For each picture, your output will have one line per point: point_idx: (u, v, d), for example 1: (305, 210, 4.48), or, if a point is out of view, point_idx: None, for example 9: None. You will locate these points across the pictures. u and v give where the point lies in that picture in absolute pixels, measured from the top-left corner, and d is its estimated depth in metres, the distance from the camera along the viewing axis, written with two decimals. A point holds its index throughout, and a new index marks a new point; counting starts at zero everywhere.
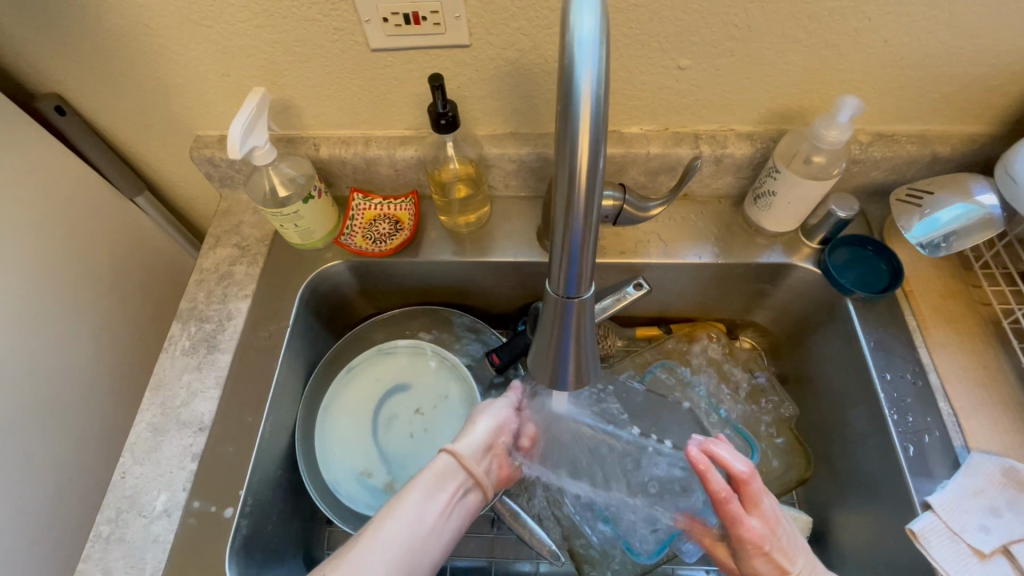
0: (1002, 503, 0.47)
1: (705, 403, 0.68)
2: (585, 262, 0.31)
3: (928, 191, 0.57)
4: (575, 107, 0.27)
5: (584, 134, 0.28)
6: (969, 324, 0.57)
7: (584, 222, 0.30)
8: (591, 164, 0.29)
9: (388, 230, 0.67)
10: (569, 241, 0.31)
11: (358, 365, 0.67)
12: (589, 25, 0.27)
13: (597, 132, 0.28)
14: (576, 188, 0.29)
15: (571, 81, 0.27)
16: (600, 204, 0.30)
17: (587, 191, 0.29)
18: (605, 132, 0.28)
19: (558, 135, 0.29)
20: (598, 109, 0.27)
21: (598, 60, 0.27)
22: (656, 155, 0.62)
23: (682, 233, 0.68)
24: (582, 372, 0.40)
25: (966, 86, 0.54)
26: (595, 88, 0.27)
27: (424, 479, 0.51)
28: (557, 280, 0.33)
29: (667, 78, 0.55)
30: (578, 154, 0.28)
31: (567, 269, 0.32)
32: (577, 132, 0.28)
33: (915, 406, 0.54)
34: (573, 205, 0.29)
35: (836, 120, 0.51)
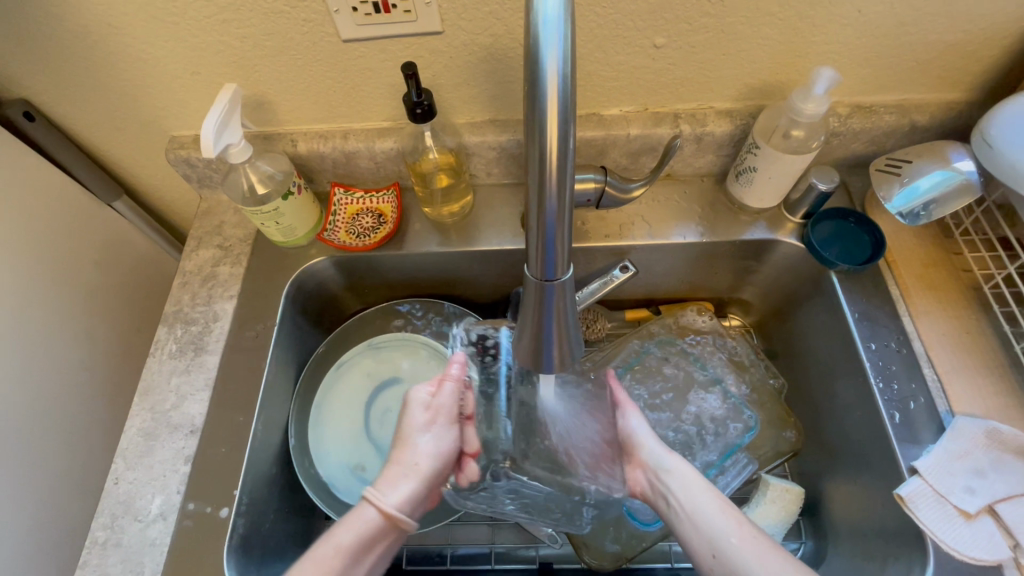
0: (987, 464, 0.48)
1: (701, 378, 0.69)
2: (561, 245, 0.31)
3: (906, 160, 0.58)
4: (542, 90, 0.27)
5: (552, 115, 0.27)
6: (951, 290, 0.58)
7: (558, 202, 0.30)
8: (561, 143, 0.28)
9: (372, 224, 0.66)
10: (545, 223, 0.30)
11: (350, 359, 0.67)
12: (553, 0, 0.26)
13: (565, 111, 0.27)
14: (548, 169, 0.29)
15: (537, 63, 0.27)
16: (573, 186, 0.30)
17: (560, 175, 0.29)
18: (574, 112, 0.28)
19: (528, 117, 0.28)
20: (566, 88, 0.27)
21: (564, 38, 0.26)
22: (637, 137, 0.62)
23: (666, 214, 0.68)
24: (570, 354, 0.40)
25: (941, 53, 0.54)
26: (561, 67, 0.27)
27: (350, 538, 0.46)
28: (535, 264, 0.33)
29: (643, 57, 0.55)
30: (547, 135, 0.28)
31: (543, 252, 0.32)
32: (544, 113, 0.27)
33: (900, 373, 0.55)
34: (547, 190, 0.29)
35: (813, 92, 0.50)
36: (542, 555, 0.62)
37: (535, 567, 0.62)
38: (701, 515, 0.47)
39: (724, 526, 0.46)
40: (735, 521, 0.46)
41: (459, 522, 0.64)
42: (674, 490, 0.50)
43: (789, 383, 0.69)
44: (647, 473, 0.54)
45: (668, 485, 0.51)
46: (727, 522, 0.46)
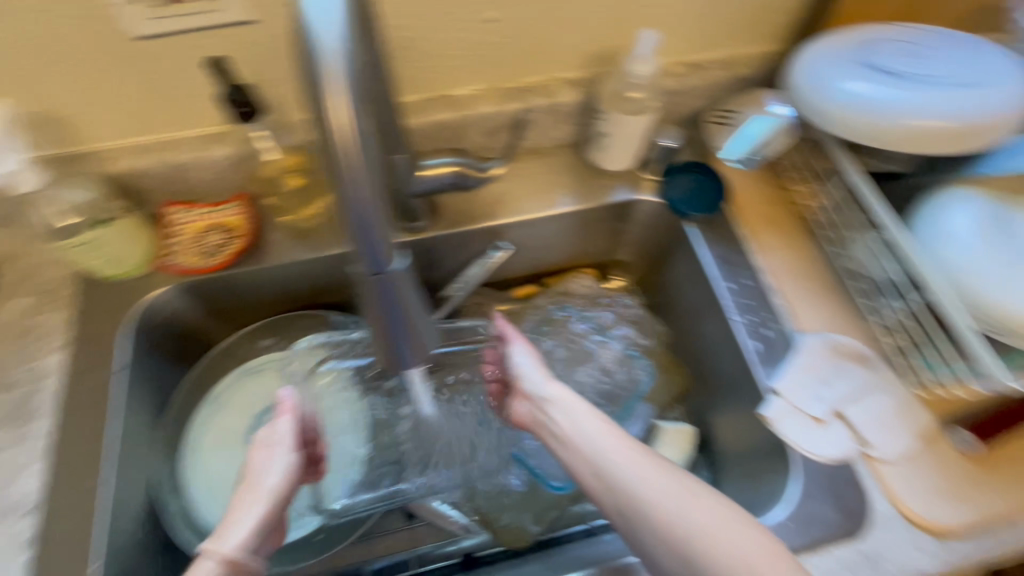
0: (830, 373, 0.54)
1: (593, 332, 0.70)
2: (382, 236, 0.31)
3: (737, 110, 0.63)
4: (321, 82, 0.27)
5: (334, 94, 0.27)
6: (784, 224, 0.64)
7: (361, 185, 0.28)
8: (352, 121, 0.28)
9: (220, 241, 0.59)
10: (352, 209, 0.29)
11: (221, 392, 0.61)
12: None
13: (348, 88, 0.27)
14: (340, 150, 0.28)
15: (313, 57, 0.27)
16: (378, 177, 0.30)
17: (359, 166, 0.28)
18: (358, 103, 0.28)
19: (313, 99, 0.27)
20: (344, 65, 0.27)
21: (338, 23, 0.27)
22: (491, 114, 0.61)
23: (533, 188, 0.68)
24: (426, 345, 0.39)
25: (750, 8, 0.59)
26: (336, 46, 0.27)
27: None
28: (361, 259, 0.31)
29: (480, 32, 0.54)
30: (333, 115, 0.27)
31: (361, 241, 0.30)
32: (326, 103, 0.27)
33: (756, 307, 0.59)
34: (346, 185, 0.28)
35: (641, 53, 0.52)
36: (464, 548, 0.60)
37: (458, 562, 0.60)
38: (584, 446, 0.46)
39: (604, 444, 0.45)
40: (615, 441, 0.45)
41: (371, 535, 0.61)
42: (558, 420, 0.49)
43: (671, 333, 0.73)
44: (529, 403, 0.53)
45: (551, 416, 0.49)
46: (607, 453, 0.44)
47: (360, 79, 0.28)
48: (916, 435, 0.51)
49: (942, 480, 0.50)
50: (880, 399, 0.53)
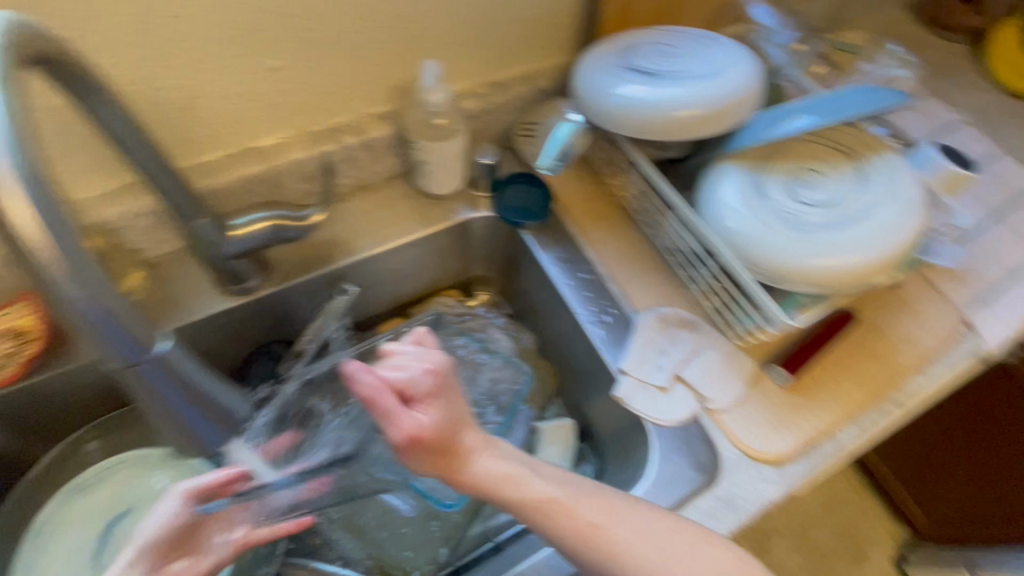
0: (664, 342, 0.59)
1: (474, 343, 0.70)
2: (126, 332, 0.35)
3: (538, 122, 0.67)
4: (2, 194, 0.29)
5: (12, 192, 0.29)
6: (608, 215, 0.70)
7: (73, 278, 0.31)
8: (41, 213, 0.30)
9: (12, 349, 0.52)
10: (72, 303, 0.32)
11: (52, 516, 0.53)
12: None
13: (27, 185, 0.29)
14: (37, 241, 0.30)
15: None
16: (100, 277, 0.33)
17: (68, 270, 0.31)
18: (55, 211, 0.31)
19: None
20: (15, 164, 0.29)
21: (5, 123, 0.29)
22: (303, 160, 0.59)
23: (368, 225, 0.67)
24: (232, 412, 0.43)
25: (529, 28, 0.64)
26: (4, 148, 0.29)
27: None
28: (112, 356, 0.36)
29: (266, 82, 0.53)
30: (18, 212, 0.29)
31: (109, 339, 0.35)
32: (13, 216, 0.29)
33: (594, 297, 0.64)
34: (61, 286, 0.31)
35: (428, 84, 0.54)
36: None
37: None
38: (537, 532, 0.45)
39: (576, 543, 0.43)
40: (568, 521, 0.43)
41: None
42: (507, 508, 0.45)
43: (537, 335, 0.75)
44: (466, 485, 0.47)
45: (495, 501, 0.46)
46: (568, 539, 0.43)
47: (44, 177, 0.31)
48: (743, 379, 0.58)
49: (771, 412, 0.56)
50: (709, 354, 0.59)
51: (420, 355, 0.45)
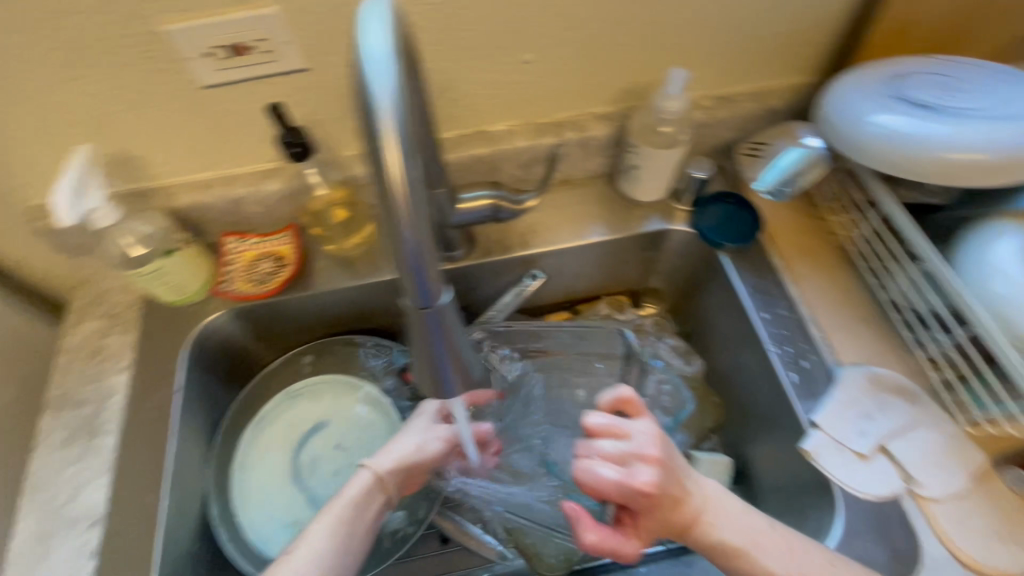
0: (872, 407, 0.53)
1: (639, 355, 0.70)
2: (431, 272, 0.30)
3: (767, 143, 0.64)
4: (377, 117, 0.27)
5: (390, 141, 0.27)
6: (821, 254, 0.64)
7: (416, 228, 0.28)
8: (405, 164, 0.28)
9: (271, 269, 0.63)
10: (407, 252, 0.29)
11: (270, 411, 0.64)
12: (376, 41, 0.28)
13: (403, 134, 0.27)
14: (397, 192, 0.28)
15: (369, 93, 0.27)
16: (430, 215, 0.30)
17: (410, 199, 0.28)
18: (413, 141, 0.28)
19: (368, 147, 0.28)
20: (399, 113, 0.27)
21: (390, 69, 0.27)
22: (524, 148, 0.63)
23: (566, 218, 0.69)
24: (474, 384, 0.37)
25: (780, 44, 0.60)
26: (390, 92, 0.27)
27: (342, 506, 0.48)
28: (409, 293, 0.30)
29: (516, 73, 0.57)
30: (389, 162, 0.27)
31: (413, 277, 0.29)
32: (381, 137, 0.27)
33: (793, 337, 0.59)
34: (398, 213, 0.28)
35: (670, 92, 0.54)
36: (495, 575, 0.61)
37: None
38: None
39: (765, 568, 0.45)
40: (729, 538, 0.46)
41: (406, 559, 0.63)
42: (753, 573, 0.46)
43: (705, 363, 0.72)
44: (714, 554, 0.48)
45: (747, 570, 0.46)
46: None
47: (413, 132, 0.28)
48: (968, 473, 0.50)
49: (995, 520, 0.48)
50: (927, 434, 0.52)
51: (621, 452, 0.46)
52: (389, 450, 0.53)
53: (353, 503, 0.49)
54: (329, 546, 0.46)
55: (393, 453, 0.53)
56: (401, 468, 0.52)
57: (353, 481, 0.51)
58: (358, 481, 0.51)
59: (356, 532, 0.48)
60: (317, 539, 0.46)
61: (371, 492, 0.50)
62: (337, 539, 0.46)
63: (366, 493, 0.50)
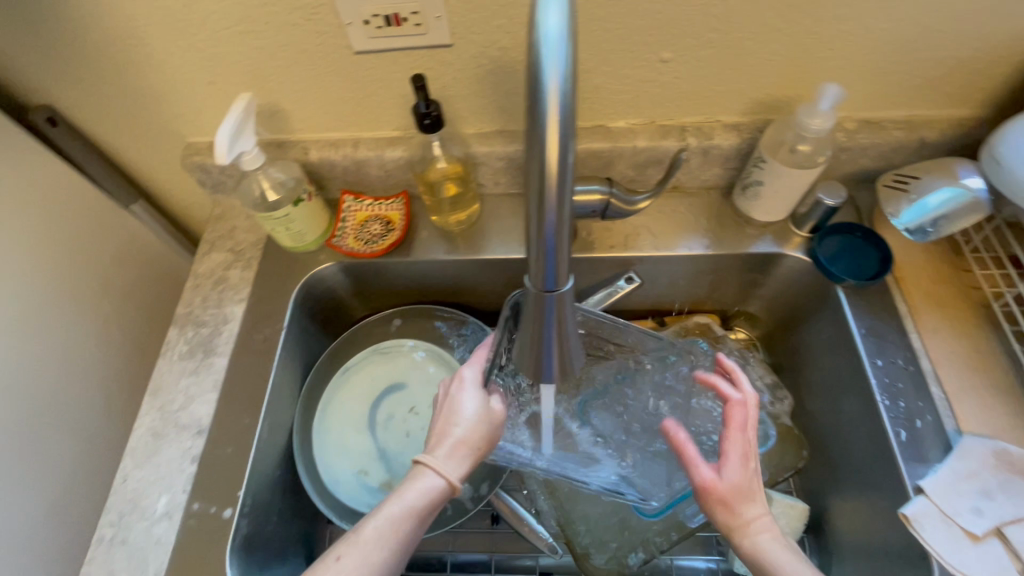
0: (994, 486, 0.48)
1: None
2: (561, 258, 0.31)
3: (914, 176, 0.58)
4: (543, 103, 0.27)
5: (553, 137, 0.27)
6: (958, 308, 0.58)
7: (557, 218, 0.29)
8: (561, 160, 0.28)
9: (379, 231, 0.67)
10: (544, 238, 0.30)
11: (357, 364, 0.68)
12: (556, 22, 0.27)
13: (566, 129, 0.27)
14: (547, 186, 0.28)
15: (537, 78, 0.27)
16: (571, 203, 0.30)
17: (558, 188, 0.29)
18: (573, 130, 0.28)
19: (528, 133, 0.28)
20: (566, 107, 0.27)
21: (565, 57, 0.27)
22: (644, 149, 0.62)
23: (672, 226, 0.67)
24: (569, 364, 0.39)
25: (951, 70, 0.54)
26: (561, 84, 0.27)
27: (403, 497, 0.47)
28: (535, 275, 0.32)
29: (651, 71, 0.55)
30: (547, 156, 0.28)
31: (544, 261, 0.31)
32: (545, 125, 0.27)
33: (907, 391, 0.54)
34: (546, 199, 0.29)
35: (819, 108, 0.51)
36: (541, 565, 0.62)
37: None
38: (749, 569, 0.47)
39: None
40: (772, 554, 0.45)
41: (457, 530, 0.64)
42: None
43: (795, 401, 0.68)
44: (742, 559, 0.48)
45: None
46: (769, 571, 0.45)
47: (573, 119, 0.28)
48: None
49: None
50: None
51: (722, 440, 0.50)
52: (445, 448, 0.50)
53: (413, 502, 0.47)
54: (387, 553, 0.45)
55: (449, 448, 0.50)
56: (460, 464, 0.50)
57: (415, 481, 0.49)
58: (419, 485, 0.48)
59: (415, 534, 0.47)
60: (377, 546, 0.45)
61: (434, 496, 0.48)
62: (396, 546, 0.46)
63: (428, 499, 0.48)
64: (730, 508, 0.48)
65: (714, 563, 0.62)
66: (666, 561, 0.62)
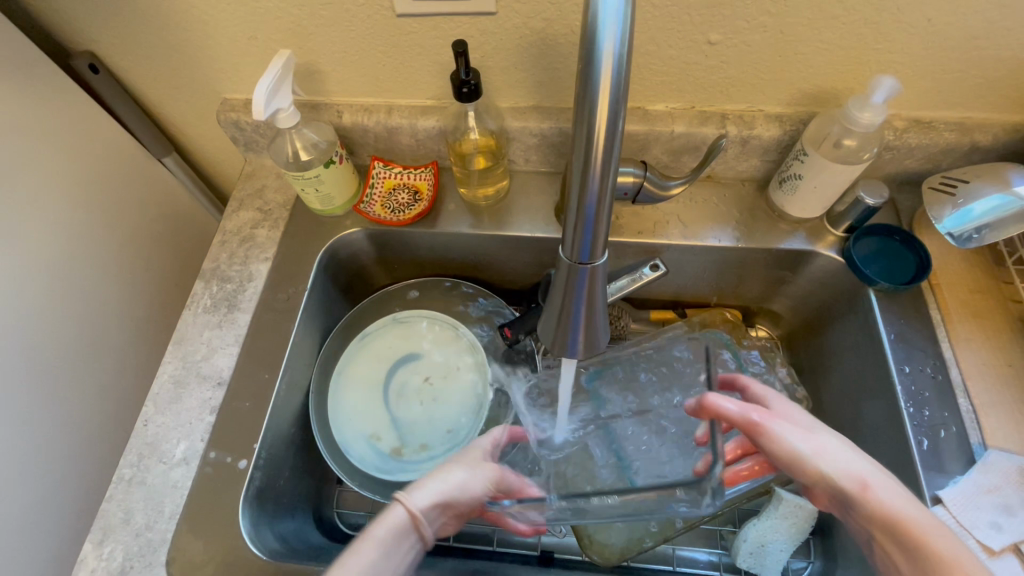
0: (1016, 502, 0.47)
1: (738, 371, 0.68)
2: (599, 229, 0.31)
3: (963, 180, 0.56)
4: (596, 69, 0.27)
5: (603, 104, 0.27)
6: (995, 320, 0.56)
7: (599, 187, 0.29)
8: (610, 128, 0.28)
9: (407, 200, 0.67)
10: (585, 206, 0.30)
11: (376, 330, 0.68)
12: None
13: (617, 97, 0.27)
14: (593, 154, 0.28)
15: (593, 40, 0.26)
16: (615, 173, 0.30)
17: (604, 156, 0.28)
18: (624, 96, 0.28)
19: (578, 98, 0.28)
20: (619, 73, 0.27)
21: (623, 22, 0.26)
22: (681, 135, 0.60)
23: (702, 215, 0.65)
24: (594, 341, 0.38)
25: (1013, 72, 0.52)
26: (618, 49, 0.26)
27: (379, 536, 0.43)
28: (570, 246, 0.32)
29: (697, 53, 0.54)
30: (596, 122, 0.27)
31: (583, 232, 0.31)
32: (596, 92, 0.27)
33: (933, 400, 0.53)
34: (590, 169, 0.29)
35: (871, 101, 0.49)
36: (543, 543, 0.63)
37: (535, 554, 0.62)
38: (878, 535, 0.40)
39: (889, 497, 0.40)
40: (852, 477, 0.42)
41: None
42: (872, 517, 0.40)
43: (813, 404, 0.67)
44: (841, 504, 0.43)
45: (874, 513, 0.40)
46: (911, 538, 0.38)
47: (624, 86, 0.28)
48: None
49: None
50: None
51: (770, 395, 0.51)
52: (421, 483, 0.47)
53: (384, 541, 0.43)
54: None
55: (430, 487, 0.46)
56: (436, 506, 0.46)
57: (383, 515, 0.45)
58: (387, 516, 0.44)
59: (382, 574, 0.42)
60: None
61: (402, 530, 0.44)
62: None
63: (396, 532, 0.43)
64: (791, 434, 0.44)
65: (716, 556, 0.62)
66: (669, 550, 0.62)
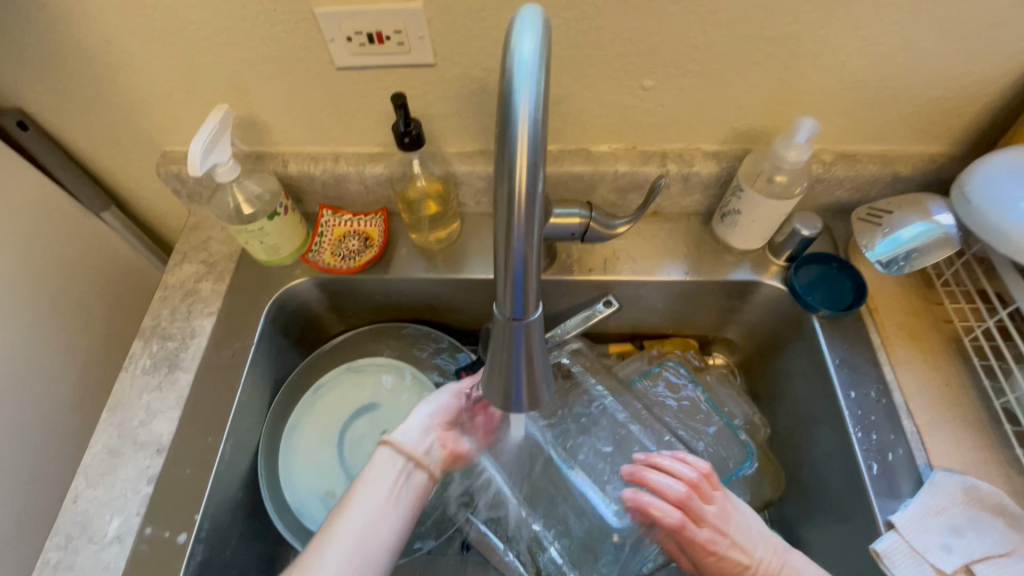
0: (964, 521, 0.48)
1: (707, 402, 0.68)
2: (529, 284, 0.31)
3: (888, 211, 0.60)
4: (513, 133, 0.27)
5: (522, 165, 0.27)
6: (931, 340, 0.59)
7: (525, 244, 0.29)
8: (531, 188, 0.28)
9: (357, 247, 0.66)
10: (512, 264, 0.30)
11: (331, 380, 0.66)
12: (528, 49, 0.27)
13: (535, 157, 0.27)
14: (516, 212, 0.28)
15: (509, 105, 0.27)
16: (542, 227, 0.30)
17: (527, 214, 0.28)
18: (544, 155, 0.28)
19: (498, 159, 0.28)
20: (536, 136, 0.27)
21: (537, 87, 0.27)
22: (625, 173, 0.62)
23: (651, 250, 0.67)
24: (537, 392, 0.38)
25: (923, 108, 0.56)
26: (533, 114, 0.27)
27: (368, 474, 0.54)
28: (503, 303, 0.32)
29: (633, 97, 0.55)
30: (516, 182, 0.28)
31: (513, 288, 0.31)
32: (514, 154, 0.27)
33: (880, 423, 0.55)
34: (514, 226, 0.29)
35: (795, 141, 0.52)
36: None
37: None
38: None
39: None
40: None
41: (426, 556, 0.62)
42: None
43: (770, 430, 0.68)
44: None
45: None
46: None
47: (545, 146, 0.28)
48: None
49: None
50: None
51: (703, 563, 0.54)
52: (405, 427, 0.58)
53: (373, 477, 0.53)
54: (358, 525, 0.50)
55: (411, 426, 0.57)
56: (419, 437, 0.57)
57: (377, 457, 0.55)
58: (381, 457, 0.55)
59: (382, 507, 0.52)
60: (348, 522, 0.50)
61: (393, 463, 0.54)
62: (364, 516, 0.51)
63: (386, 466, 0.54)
64: None
65: None
66: None
